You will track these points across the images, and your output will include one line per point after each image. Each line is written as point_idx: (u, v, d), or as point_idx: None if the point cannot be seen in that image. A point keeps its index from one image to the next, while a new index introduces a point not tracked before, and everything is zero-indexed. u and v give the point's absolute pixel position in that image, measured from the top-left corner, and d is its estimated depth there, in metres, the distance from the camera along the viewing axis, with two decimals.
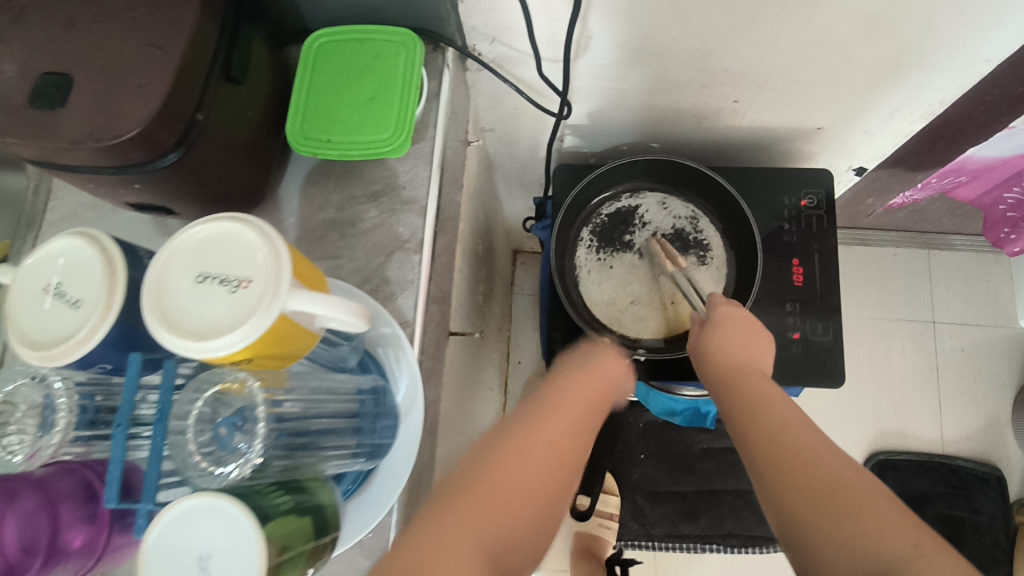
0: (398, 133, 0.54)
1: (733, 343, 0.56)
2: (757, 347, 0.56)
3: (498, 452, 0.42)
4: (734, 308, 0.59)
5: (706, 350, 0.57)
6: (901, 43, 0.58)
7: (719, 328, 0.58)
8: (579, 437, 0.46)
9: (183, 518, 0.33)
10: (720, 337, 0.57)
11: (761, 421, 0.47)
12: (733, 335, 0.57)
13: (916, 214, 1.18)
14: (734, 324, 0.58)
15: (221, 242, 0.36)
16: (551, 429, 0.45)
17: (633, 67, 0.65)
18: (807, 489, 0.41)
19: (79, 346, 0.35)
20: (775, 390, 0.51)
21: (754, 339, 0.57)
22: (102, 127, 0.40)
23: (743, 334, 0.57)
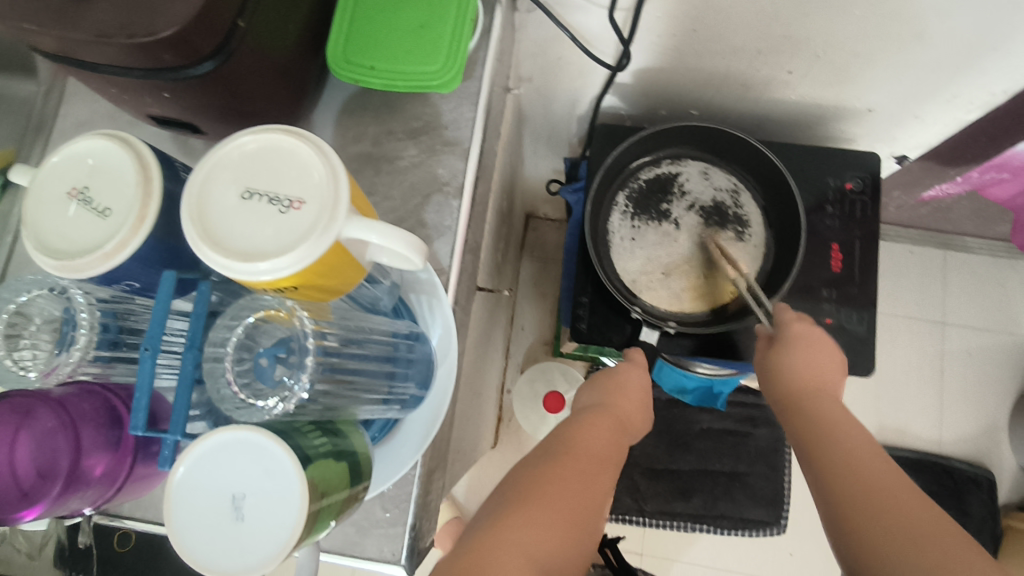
0: (449, 67, 0.49)
1: (802, 359, 0.55)
2: (828, 364, 0.55)
3: (536, 476, 0.44)
4: (808, 329, 0.58)
5: (783, 381, 0.55)
6: (983, 23, 0.55)
7: (791, 348, 0.56)
8: (609, 463, 0.48)
9: (216, 453, 0.31)
10: (794, 358, 0.56)
11: (845, 451, 0.46)
12: (809, 356, 0.55)
13: (940, 212, 1.17)
14: (807, 345, 0.56)
15: (272, 156, 0.32)
16: (583, 454, 0.47)
17: (692, 23, 0.62)
18: (873, 505, 0.42)
19: (106, 259, 0.32)
20: (847, 417, 0.50)
21: (827, 355, 0.56)
22: (133, 21, 0.36)
23: (816, 352, 0.56)
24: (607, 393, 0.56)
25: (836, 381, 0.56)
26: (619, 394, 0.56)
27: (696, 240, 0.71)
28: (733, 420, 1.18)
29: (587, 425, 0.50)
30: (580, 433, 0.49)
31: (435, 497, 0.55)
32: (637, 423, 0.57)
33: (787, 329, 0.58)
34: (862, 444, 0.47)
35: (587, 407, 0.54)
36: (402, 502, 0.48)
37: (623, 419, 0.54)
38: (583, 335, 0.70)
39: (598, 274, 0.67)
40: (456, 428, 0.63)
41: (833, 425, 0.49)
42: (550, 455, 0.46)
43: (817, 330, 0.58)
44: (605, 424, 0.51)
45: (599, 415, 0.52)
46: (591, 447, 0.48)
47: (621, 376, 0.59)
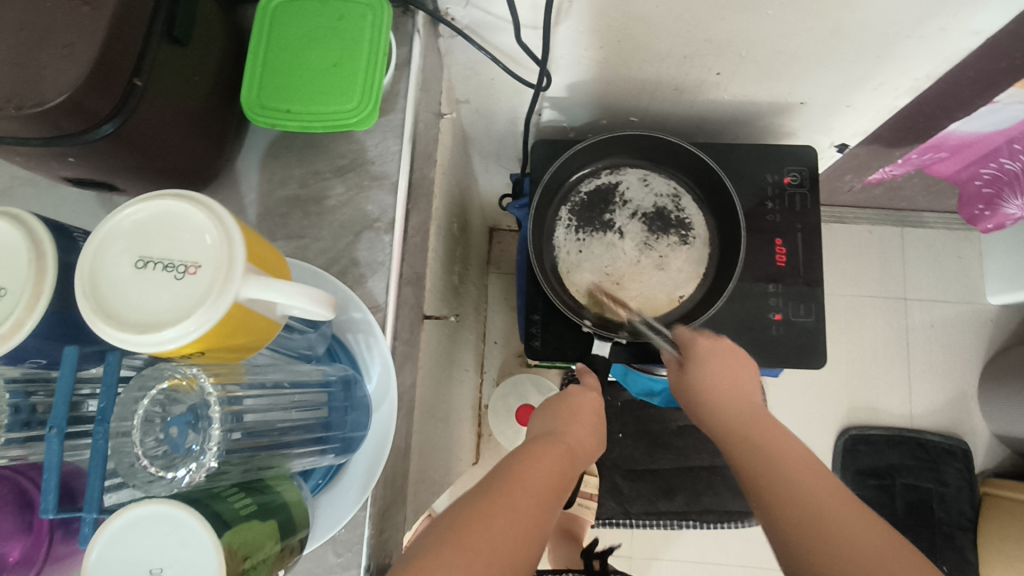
0: (365, 103, 0.49)
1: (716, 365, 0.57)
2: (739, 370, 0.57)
3: (476, 506, 0.42)
4: (715, 342, 0.60)
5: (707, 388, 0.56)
6: (894, 12, 0.56)
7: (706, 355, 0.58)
8: (555, 492, 0.47)
9: (129, 530, 0.30)
10: (713, 372, 0.56)
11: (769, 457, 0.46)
12: (725, 368, 0.57)
13: (893, 191, 1.18)
14: (721, 359, 0.57)
15: (163, 223, 0.32)
16: (529, 483, 0.46)
17: (615, 35, 0.62)
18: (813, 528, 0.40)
19: (3, 342, 0.31)
20: (777, 429, 0.49)
21: (741, 368, 0.57)
22: (23, 93, 0.36)
23: (731, 364, 0.57)
24: (559, 420, 0.57)
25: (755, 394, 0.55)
26: (572, 423, 0.57)
27: (640, 248, 0.71)
28: None
29: (536, 456, 0.49)
30: (530, 461, 0.48)
31: (392, 533, 0.54)
32: (591, 449, 0.57)
33: (692, 346, 0.60)
34: (792, 452, 0.46)
35: (539, 434, 0.55)
36: (354, 545, 0.47)
37: (573, 447, 0.54)
38: (539, 352, 0.70)
39: (546, 291, 0.67)
40: (415, 458, 0.63)
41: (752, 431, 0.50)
42: (492, 483, 0.45)
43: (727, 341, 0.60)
44: (553, 450, 0.51)
45: (548, 444, 0.52)
46: (534, 482, 0.46)
47: (573, 404, 0.60)
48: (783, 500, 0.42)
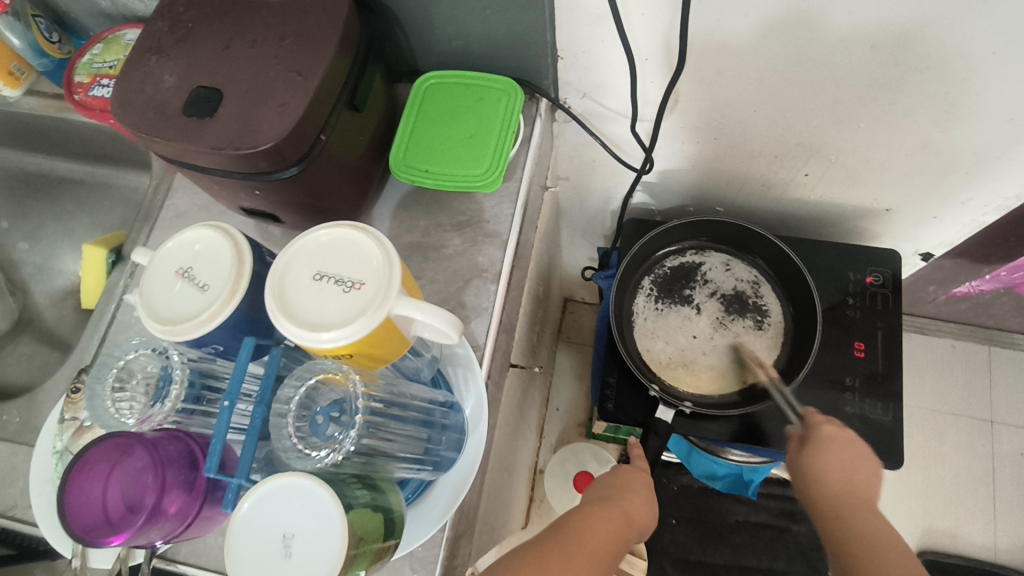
0: (491, 170, 0.58)
1: (835, 464, 0.57)
2: (862, 468, 0.57)
3: (532, 553, 0.45)
4: (840, 431, 0.60)
5: (806, 472, 0.59)
6: (982, 135, 0.60)
7: (824, 449, 0.58)
8: (611, 551, 0.49)
9: (271, 495, 0.36)
10: (836, 465, 0.57)
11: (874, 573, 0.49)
12: (841, 459, 0.58)
13: (980, 307, 1.16)
14: (843, 446, 0.58)
15: (339, 247, 0.40)
16: (587, 536, 0.48)
17: (712, 132, 0.69)
18: None
19: (201, 326, 0.39)
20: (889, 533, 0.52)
21: (860, 460, 0.58)
22: (242, 138, 0.46)
23: (849, 453, 0.58)
24: (616, 488, 0.57)
25: (873, 482, 0.57)
26: (627, 492, 0.57)
27: (715, 326, 0.74)
28: (770, 514, 1.14)
29: (593, 514, 0.51)
30: (587, 520, 0.50)
31: (459, 562, 0.57)
32: (647, 519, 0.56)
33: (816, 430, 0.60)
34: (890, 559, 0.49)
35: (595, 498, 0.55)
36: (428, 564, 0.50)
37: (629, 512, 0.54)
38: (610, 414, 0.73)
39: (620, 352, 0.70)
40: (485, 499, 0.66)
41: (873, 544, 0.51)
42: (546, 539, 0.47)
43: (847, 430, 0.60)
44: (609, 514, 0.52)
45: (604, 506, 0.53)
46: (591, 536, 0.48)
47: (625, 475, 0.59)
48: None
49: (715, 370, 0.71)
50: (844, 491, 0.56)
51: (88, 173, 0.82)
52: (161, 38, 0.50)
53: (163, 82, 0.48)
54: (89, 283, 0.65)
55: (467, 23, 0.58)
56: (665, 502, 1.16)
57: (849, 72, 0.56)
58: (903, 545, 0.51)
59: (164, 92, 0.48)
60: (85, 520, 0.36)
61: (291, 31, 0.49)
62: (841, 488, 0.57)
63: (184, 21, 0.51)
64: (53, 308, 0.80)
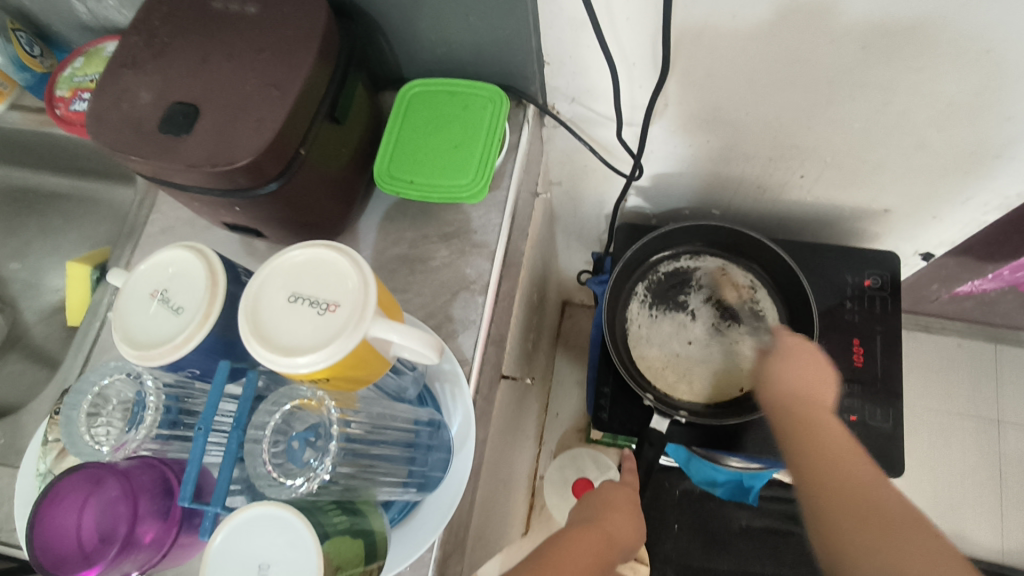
0: (477, 180, 0.57)
1: (797, 376, 0.60)
2: (820, 378, 0.59)
3: None
4: (801, 344, 0.63)
5: (771, 382, 0.61)
6: (982, 134, 0.59)
7: (790, 361, 0.61)
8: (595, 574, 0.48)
9: (244, 527, 0.35)
10: (790, 372, 0.60)
11: (831, 471, 0.51)
12: (802, 370, 0.60)
13: (985, 305, 1.15)
14: (800, 358, 0.61)
15: (315, 267, 0.39)
16: (568, 561, 0.47)
17: (706, 134, 0.67)
18: (853, 515, 0.48)
19: (175, 350, 0.38)
20: (835, 424, 0.55)
21: (817, 372, 0.60)
22: (219, 154, 0.45)
23: (812, 369, 0.60)
24: (598, 510, 0.57)
25: (828, 394, 0.59)
26: (608, 511, 0.57)
27: (710, 332, 0.72)
28: (773, 518, 1.13)
29: (573, 540, 0.50)
30: (568, 545, 0.49)
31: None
32: (632, 539, 0.56)
33: (783, 344, 0.63)
34: (849, 462, 0.52)
35: (578, 521, 0.55)
36: None
37: (610, 533, 0.53)
38: (605, 424, 0.72)
39: (614, 360, 0.69)
40: (478, 513, 0.64)
41: (830, 452, 0.52)
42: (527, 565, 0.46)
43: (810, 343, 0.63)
44: (592, 537, 0.51)
45: (586, 530, 0.52)
46: (571, 560, 0.47)
47: (607, 496, 0.60)
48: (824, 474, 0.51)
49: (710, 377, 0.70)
50: (798, 395, 0.58)
51: (75, 188, 0.82)
52: (136, 53, 0.49)
53: (138, 98, 0.47)
54: (74, 301, 0.65)
55: (450, 30, 0.57)
56: (667, 507, 1.15)
57: (844, 73, 0.55)
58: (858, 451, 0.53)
59: (140, 108, 0.47)
60: (59, 553, 0.36)
61: (269, 43, 0.48)
62: (799, 394, 0.58)
63: (160, 34, 0.50)
64: (41, 324, 0.79)
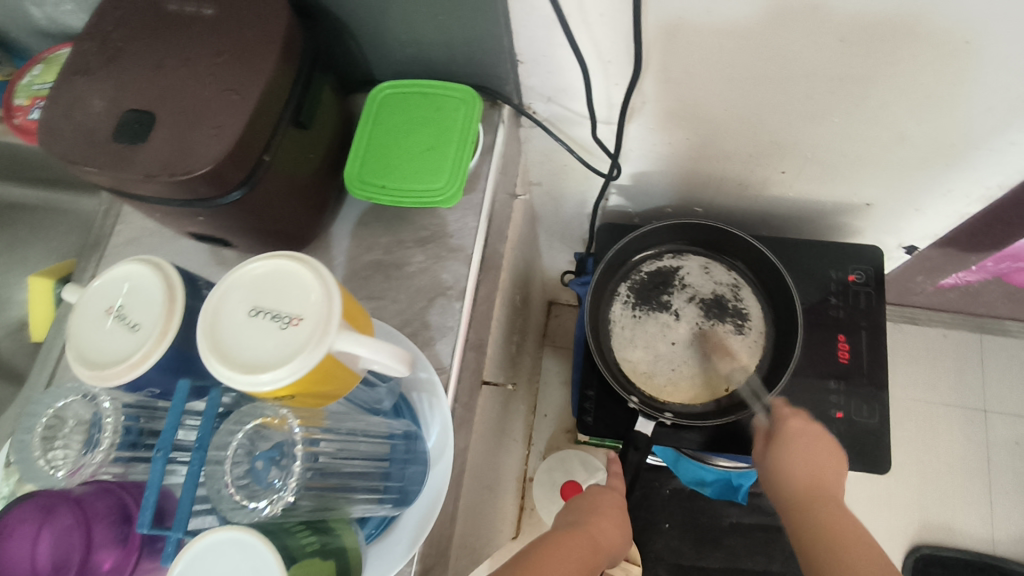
0: (451, 183, 0.55)
1: (803, 458, 0.61)
2: (828, 462, 0.61)
3: None
4: (806, 424, 0.64)
5: (776, 465, 0.62)
6: (960, 127, 0.58)
7: (792, 443, 0.62)
8: None
9: (206, 552, 0.33)
10: (796, 459, 0.61)
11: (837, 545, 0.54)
12: (810, 452, 0.62)
13: (969, 295, 1.15)
14: (811, 441, 0.63)
15: (276, 279, 0.37)
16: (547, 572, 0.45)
17: (684, 132, 0.66)
18: None
19: (132, 368, 0.37)
20: (846, 514, 0.57)
21: (828, 455, 0.62)
22: (176, 163, 0.43)
23: (818, 447, 0.62)
24: (584, 513, 0.55)
25: (838, 480, 0.61)
26: (595, 516, 0.55)
27: (694, 332, 0.71)
28: (764, 514, 1.12)
29: (555, 548, 0.48)
30: (548, 554, 0.47)
31: None
32: (618, 545, 0.54)
33: (783, 425, 0.64)
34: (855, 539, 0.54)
35: (563, 526, 0.53)
36: None
37: (597, 539, 0.52)
38: (591, 428, 0.71)
39: (597, 363, 0.68)
40: (462, 522, 0.63)
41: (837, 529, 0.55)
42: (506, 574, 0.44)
43: (814, 426, 0.64)
44: (577, 543, 0.49)
45: (570, 534, 0.50)
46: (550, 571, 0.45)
47: (595, 499, 0.57)
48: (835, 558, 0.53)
49: (695, 378, 0.69)
50: (808, 479, 0.60)
51: (42, 199, 0.79)
52: (89, 59, 0.48)
53: (91, 107, 0.46)
54: (39, 316, 0.62)
55: (418, 29, 0.55)
56: (658, 506, 1.14)
57: (819, 69, 0.54)
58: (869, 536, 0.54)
59: (93, 117, 0.45)
60: None
61: (228, 47, 0.47)
62: (808, 481, 0.60)
63: (114, 39, 0.48)
64: None
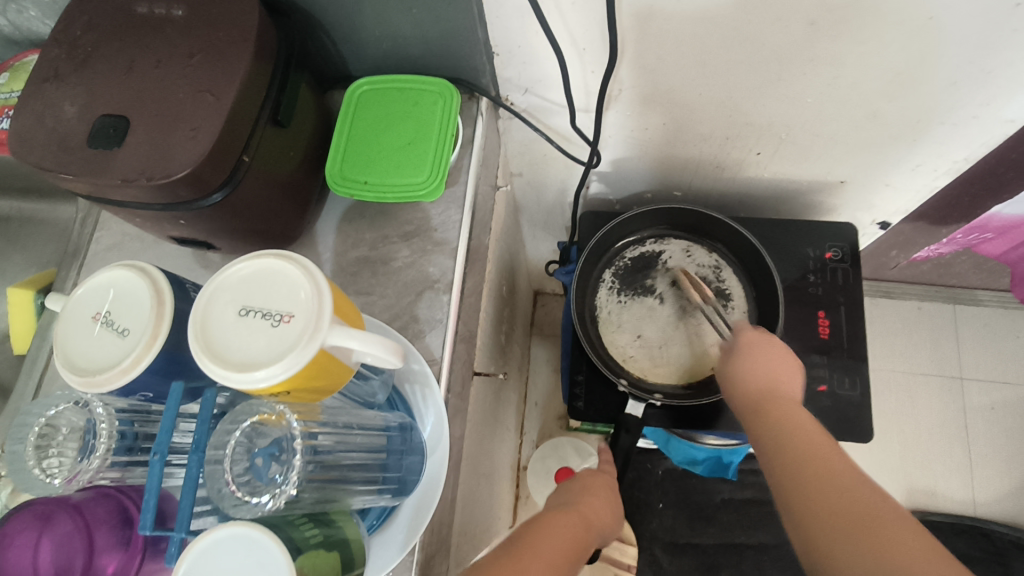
0: (433, 177, 0.56)
1: (759, 372, 0.57)
2: (784, 372, 0.56)
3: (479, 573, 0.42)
4: (760, 337, 0.61)
5: (733, 382, 0.58)
6: (925, 102, 0.60)
7: (749, 357, 0.58)
8: (569, 558, 0.46)
9: (213, 548, 0.34)
10: (746, 364, 0.58)
11: (795, 455, 0.47)
12: (764, 365, 0.57)
13: (941, 267, 1.18)
14: (761, 353, 0.58)
15: (264, 278, 0.37)
16: (540, 547, 0.45)
17: (660, 117, 0.67)
18: (832, 511, 0.41)
19: (123, 374, 0.37)
20: (805, 416, 0.51)
21: (782, 364, 0.57)
22: (154, 167, 0.43)
23: (771, 360, 0.57)
24: (575, 493, 0.56)
25: (793, 385, 0.56)
26: (586, 496, 0.56)
27: (679, 315, 0.73)
28: (753, 490, 1.15)
29: (545, 527, 0.48)
30: (538, 533, 0.47)
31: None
32: (608, 522, 0.56)
33: (740, 339, 0.61)
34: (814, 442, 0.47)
35: (554, 505, 0.54)
36: None
37: (588, 515, 0.53)
38: (582, 413, 0.72)
39: (585, 349, 0.69)
40: (460, 511, 0.64)
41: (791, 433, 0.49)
42: (500, 554, 0.44)
43: (770, 337, 0.61)
44: (570, 519, 0.50)
45: (562, 513, 0.51)
46: (543, 546, 0.45)
47: (587, 481, 0.59)
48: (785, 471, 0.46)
49: (683, 359, 0.71)
50: (762, 387, 0.55)
51: (16, 210, 0.79)
52: (58, 65, 0.47)
53: (63, 113, 0.45)
54: (19, 328, 0.61)
55: (393, 24, 0.55)
56: (651, 488, 1.16)
57: (789, 50, 0.55)
58: (830, 440, 0.47)
59: (65, 123, 0.45)
60: None
61: (200, 48, 0.46)
62: (763, 391, 0.55)
63: (82, 44, 0.47)
64: None
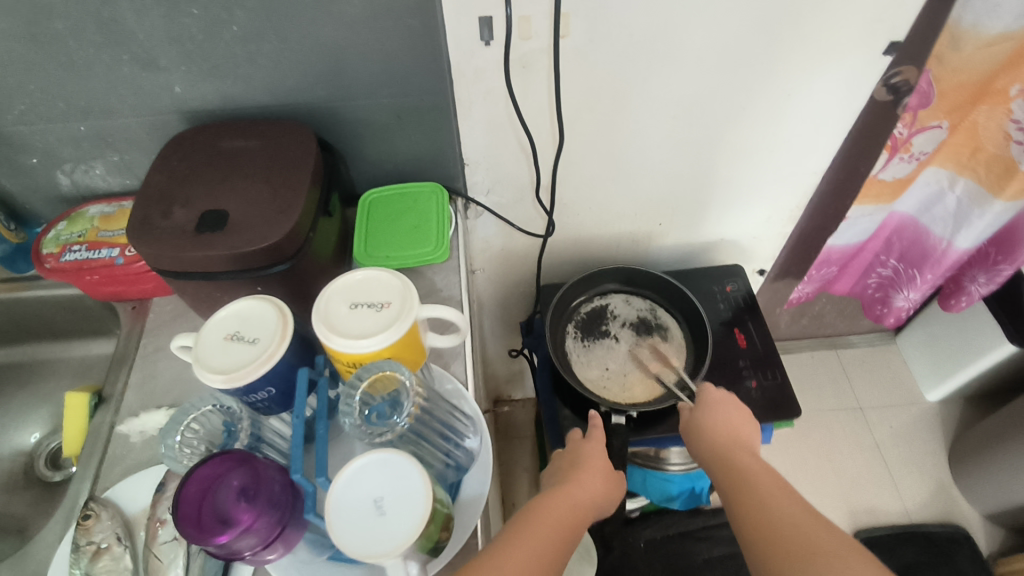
0: (438, 247, 0.74)
1: (724, 422, 0.72)
2: (744, 426, 0.72)
3: (501, 539, 0.51)
4: (724, 395, 0.77)
5: (703, 430, 0.72)
6: (760, 165, 0.88)
7: (714, 409, 0.74)
8: (566, 526, 0.55)
9: (356, 475, 0.44)
10: (715, 417, 0.73)
11: (753, 498, 0.58)
12: (728, 420, 0.73)
13: (815, 317, 1.48)
14: (723, 408, 0.74)
15: (362, 285, 0.52)
16: (546, 518, 0.55)
17: (586, 202, 0.91)
18: (784, 543, 0.52)
19: (261, 366, 0.48)
20: (757, 463, 0.64)
21: (742, 421, 0.73)
22: (253, 238, 0.57)
23: (733, 416, 0.73)
24: (571, 472, 0.65)
25: (752, 437, 0.71)
26: (580, 473, 0.64)
27: (633, 347, 0.90)
28: (727, 543, 1.24)
29: (549, 501, 0.58)
30: (545, 507, 0.57)
31: None
32: (599, 494, 0.64)
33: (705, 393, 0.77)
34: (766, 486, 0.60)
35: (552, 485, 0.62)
36: None
37: (578, 493, 0.61)
38: None
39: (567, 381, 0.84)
40: None
41: (748, 480, 0.61)
42: (511, 529, 0.53)
43: (731, 396, 0.77)
44: (566, 498, 0.59)
45: (560, 492, 0.60)
46: (548, 518, 0.55)
47: (585, 456, 0.68)
48: (747, 513, 0.57)
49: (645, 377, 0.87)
50: (727, 440, 0.70)
51: (29, 354, 0.85)
52: (162, 184, 0.63)
53: (172, 212, 0.60)
54: (72, 430, 0.68)
55: (395, 148, 0.76)
56: (638, 561, 1.22)
57: (665, 141, 0.81)
58: (780, 482, 0.60)
59: (175, 218, 0.59)
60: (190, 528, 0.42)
61: (273, 163, 0.64)
62: (727, 441, 0.70)
63: (179, 169, 0.64)
64: None
